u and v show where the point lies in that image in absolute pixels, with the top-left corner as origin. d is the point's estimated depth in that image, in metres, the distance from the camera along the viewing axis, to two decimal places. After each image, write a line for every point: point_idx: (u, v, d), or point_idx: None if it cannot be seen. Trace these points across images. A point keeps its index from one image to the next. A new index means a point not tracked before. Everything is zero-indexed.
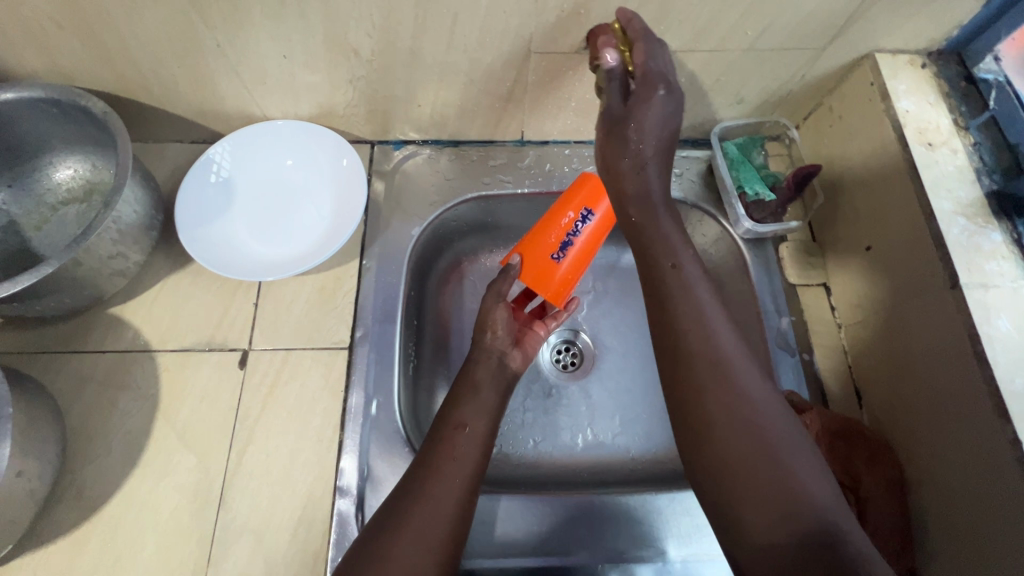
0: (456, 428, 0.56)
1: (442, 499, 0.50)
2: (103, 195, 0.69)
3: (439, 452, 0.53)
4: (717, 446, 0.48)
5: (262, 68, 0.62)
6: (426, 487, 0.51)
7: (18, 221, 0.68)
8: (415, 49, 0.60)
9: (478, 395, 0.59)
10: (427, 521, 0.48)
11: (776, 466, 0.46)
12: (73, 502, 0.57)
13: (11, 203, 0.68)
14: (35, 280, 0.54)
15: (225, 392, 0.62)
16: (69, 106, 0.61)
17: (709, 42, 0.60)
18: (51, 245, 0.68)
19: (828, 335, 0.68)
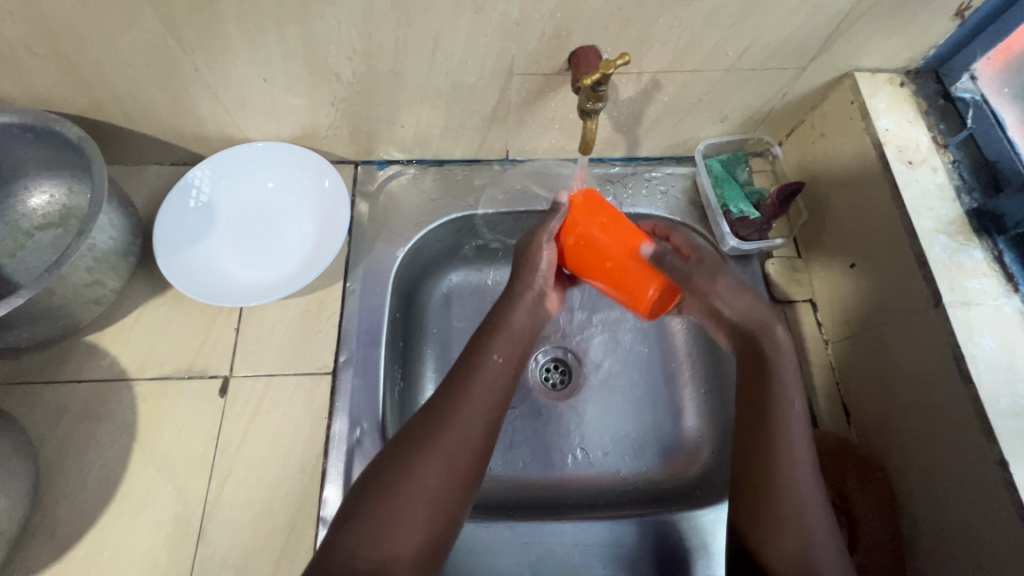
0: (483, 356, 0.53)
1: (472, 422, 0.50)
2: (82, 221, 0.67)
3: (470, 376, 0.52)
4: (774, 484, 0.50)
5: (241, 90, 0.61)
6: (453, 412, 0.50)
7: None
8: (396, 71, 0.60)
9: (508, 320, 0.56)
10: (459, 439, 0.49)
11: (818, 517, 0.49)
12: (46, 540, 0.55)
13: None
14: (5, 312, 0.52)
15: (205, 421, 0.61)
16: (46, 132, 0.60)
17: (691, 62, 0.61)
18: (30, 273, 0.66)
19: (815, 351, 0.67)
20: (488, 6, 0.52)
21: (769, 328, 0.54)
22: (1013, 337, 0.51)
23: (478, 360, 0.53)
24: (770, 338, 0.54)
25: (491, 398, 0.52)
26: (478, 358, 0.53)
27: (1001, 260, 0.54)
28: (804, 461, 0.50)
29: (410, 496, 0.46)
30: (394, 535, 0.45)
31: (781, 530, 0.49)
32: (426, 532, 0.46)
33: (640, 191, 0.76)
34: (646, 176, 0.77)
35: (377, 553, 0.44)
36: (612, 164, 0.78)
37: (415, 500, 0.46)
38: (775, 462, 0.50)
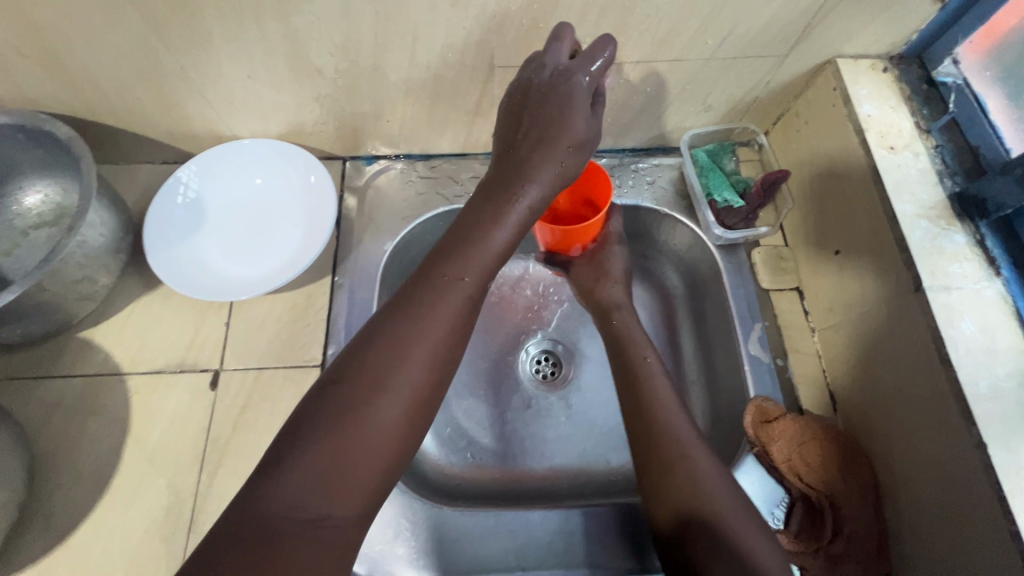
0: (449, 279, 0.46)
1: (432, 347, 0.43)
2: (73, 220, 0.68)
3: (435, 292, 0.45)
4: (656, 432, 0.55)
5: (226, 87, 0.62)
6: (410, 330, 0.43)
7: None
8: (378, 67, 0.60)
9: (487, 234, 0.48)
10: (416, 366, 0.42)
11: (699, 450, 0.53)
12: (41, 530, 0.56)
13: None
14: None
15: (196, 412, 0.62)
16: (35, 131, 0.61)
17: (671, 52, 0.61)
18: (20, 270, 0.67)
19: (801, 339, 0.67)
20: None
21: (620, 309, 0.68)
22: (993, 320, 0.51)
23: (445, 281, 0.46)
24: (621, 316, 0.67)
25: (455, 319, 0.45)
26: (446, 281, 0.46)
27: (983, 245, 0.54)
28: (670, 409, 0.57)
29: (361, 436, 0.39)
30: (339, 492, 0.38)
31: (667, 474, 0.52)
32: (372, 488, 0.40)
33: (627, 181, 0.76)
34: (632, 167, 0.77)
35: (311, 510, 0.37)
36: (598, 156, 0.78)
37: (370, 444, 0.39)
38: (647, 416, 0.57)
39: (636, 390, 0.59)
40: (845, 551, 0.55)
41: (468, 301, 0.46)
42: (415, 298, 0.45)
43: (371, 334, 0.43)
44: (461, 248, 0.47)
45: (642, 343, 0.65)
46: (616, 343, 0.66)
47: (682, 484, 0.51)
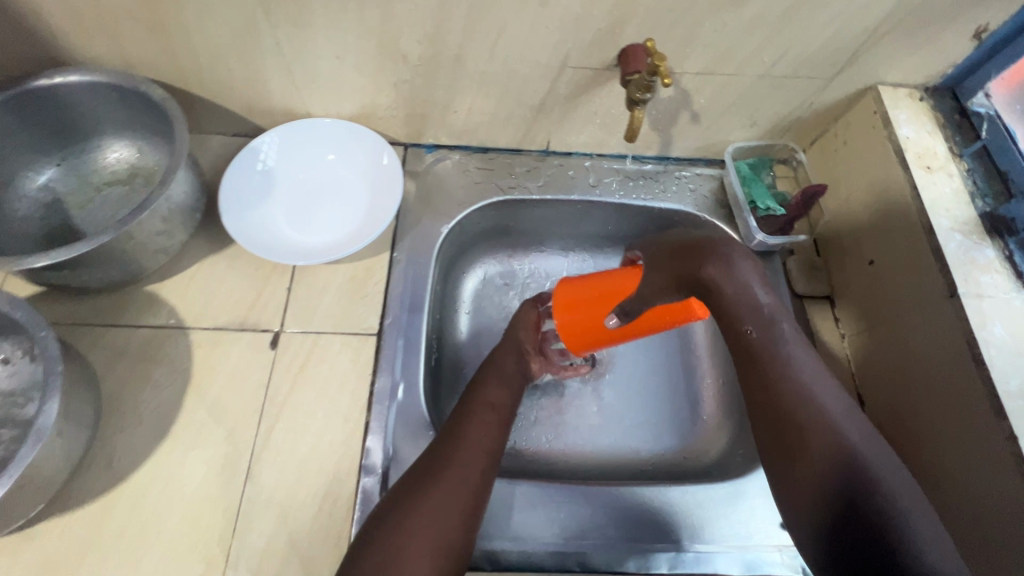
0: (482, 406, 0.62)
1: (470, 469, 0.55)
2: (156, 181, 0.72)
3: (469, 424, 0.59)
4: (793, 423, 0.52)
5: (314, 65, 0.66)
6: (445, 472, 0.54)
7: (62, 199, 0.70)
8: (460, 57, 0.65)
9: (497, 374, 0.66)
10: (459, 485, 0.54)
11: (844, 423, 0.51)
12: (101, 470, 0.57)
13: (60, 180, 0.71)
14: (90, 249, 0.56)
15: (256, 369, 0.64)
16: (137, 97, 0.65)
17: (730, 66, 0.66)
18: (96, 224, 0.70)
19: (832, 343, 0.71)
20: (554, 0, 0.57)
21: (720, 249, 0.52)
22: (1022, 327, 0.55)
23: (476, 404, 0.62)
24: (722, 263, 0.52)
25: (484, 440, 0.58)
26: (476, 405, 0.61)
27: (1012, 260, 0.59)
28: (788, 386, 0.53)
29: (413, 538, 0.49)
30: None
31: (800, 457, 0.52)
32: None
33: (670, 187, 0.81)
34: (675, 174, 0.82)
35: None
36: (644, 162, 0.83)
37: (419, 542, 0.49)
38: (779, 394, 0.53)
39: (758, 366, 0.54)
40: None
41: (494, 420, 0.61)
42: (461, 425, 0.59)
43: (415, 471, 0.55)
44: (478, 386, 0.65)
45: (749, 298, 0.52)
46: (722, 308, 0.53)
47: (819, 463, 0.51)
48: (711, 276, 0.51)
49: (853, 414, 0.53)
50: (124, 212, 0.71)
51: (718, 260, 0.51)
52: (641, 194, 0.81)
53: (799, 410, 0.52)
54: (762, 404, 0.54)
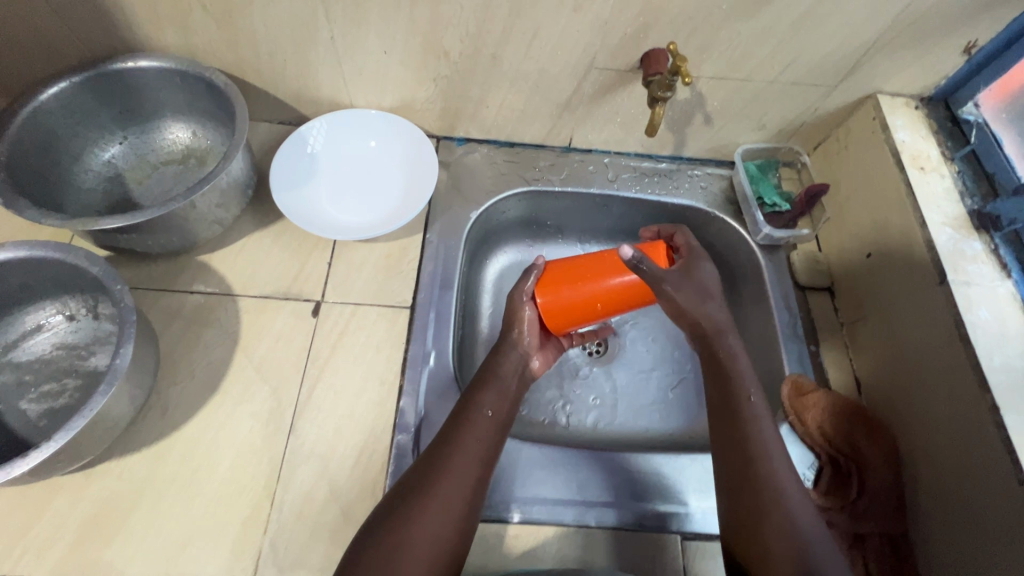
0: (478, 411, 0.59)
1: (462, 481, 0.53)
2: (212, 162, 0.77)
3: (463, 430, 0.57)
4: (761, 487, 0.54)
5: (362, 59, 0.72)
6: (438, 482, 0.53)
7: (122, 174, 0.76)
8: (497, 56, 0.71)
9: (497, 376, 0.62)
10: (449, 498, 0.52)
11: (794, 489, 0.54)
12: (158, 419, 0.62)
13: (124, 157, 0.76)
14: (162, 212, 0.62)
15: (299, 334, 0.69)
16: (205, 84, 0.72)
17: (742, 72, 0.72)
18: (154, 198, 0.75)
19: (831, 331, 0.77)
20: (587, 5, 0.64)
21: (717, 330, 0.63)
22: (1004, 311, 0.60)
23: (474, 407, 0.59)
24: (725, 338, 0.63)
25: (481, 452, 0.56)
26: (472, 410, 0.58)
27: (997, 253, 0.64)
28: (768, 456, 0.56)
29: (402, 553, 0.48)
30: None
31: (762, 517, 0.53)
32: None
33: (683, 184, 0.88)
34: (687, 173, 0.88)
35: None
36: (659, 160, 0.89)
37: (413, 554, 0.49)
38: (749, 451, 0.57)
39: (743, 431, 0.58)
40: (871, 507, 0.63)
41: (493, 429, 0.58)
42: (455, 432, 0.57)
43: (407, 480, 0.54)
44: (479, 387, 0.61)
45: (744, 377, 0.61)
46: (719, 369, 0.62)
47: (770, 524, 0.53)
48: (720, 351, 0.63)
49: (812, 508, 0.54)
50: (180, 189, 0.76)
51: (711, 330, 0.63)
52: (656, 190, 0.87)
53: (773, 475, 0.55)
54: (738, 461, 0.57)
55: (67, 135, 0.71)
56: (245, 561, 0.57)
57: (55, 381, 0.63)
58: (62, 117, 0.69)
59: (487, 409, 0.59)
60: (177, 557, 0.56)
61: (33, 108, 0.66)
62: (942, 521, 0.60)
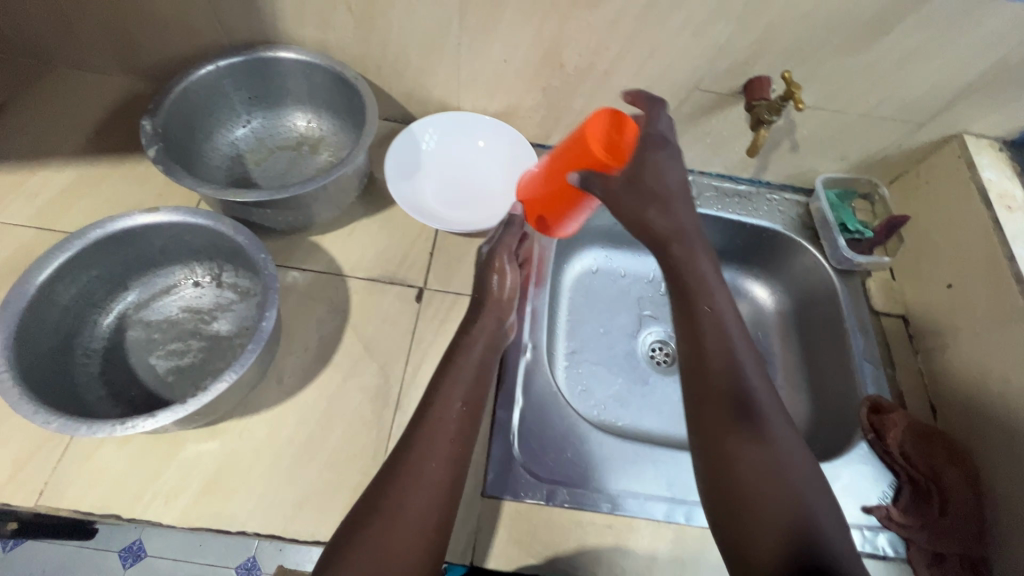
0: (445, 403, 0.58)
1: (435, 465, 0.53)
2: (330, 156, 0.82)
3: (433, 424, 0.56)
4: (733, 429, 0.52)
5: (483, 65, 0.77)
6: (413, 466, 0.52)
7: (243, 155, 0.81)
8: (608, 72, 0.76)
9: (456, 359, 0.63)
10: (427, 484, 0.51)
11: (757, 457, 0.50)
12: (275, 384, 0.66)
13: (251, 142, 0.82)
14: (299, 191, 0.66)
15: (404, 317, 0.73)
16: (338, 84, 0.77)
17: (837, 103, 0.77)
18: (275, 184, 0.80)
19: (905, 355, 0.80)
20: (707, 30, 0.68)
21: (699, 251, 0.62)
22: None
23: (443, 399, 0.58)
24: (672, 268, 0.61)
25: (451, 439, 0.55)
26: (442, 406, 0.58)
27: None
28: (748, 434, 0.51)
29: (384, 542, 0.47)
30: None
31: (749, 472, 0.49)
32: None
33: (761, 207, 0.91)
34: (765, 196, 0.92)
35: None
36: (739, 182, 0.93)
37: (399, 540, 0.48)
38: (717, 389, 0.54)
39: (715, 371, 0.55)
40: (951, 528, 0.64)
41: (461, 420, 0.57)
42: (420, 422, 0.56)
43: (381, 474, 0.53)
44: (443, 378, 0.61)
45: (718, 324, 0.58)
46: (677, 284, 0.61)
47: (747, 473, 0.49)
48: (688, 274, 0.61)
49: (789, 433, 0.52)
50: (297, 178, 0.81)
51: (682, 251, 0.61)
52: (736, 210, 0.91)
53: (738, 412, 0.52)
54: (706, 404, 0.54)
55: (206, 115, 0.77)
56: None
57: (181, 341, 0.67)
58: (205, 98, 0.75)
59: (456, 401, 0.59)
60: (292, 517, 0.59)
61: (183, 87, 0.71)
62: None
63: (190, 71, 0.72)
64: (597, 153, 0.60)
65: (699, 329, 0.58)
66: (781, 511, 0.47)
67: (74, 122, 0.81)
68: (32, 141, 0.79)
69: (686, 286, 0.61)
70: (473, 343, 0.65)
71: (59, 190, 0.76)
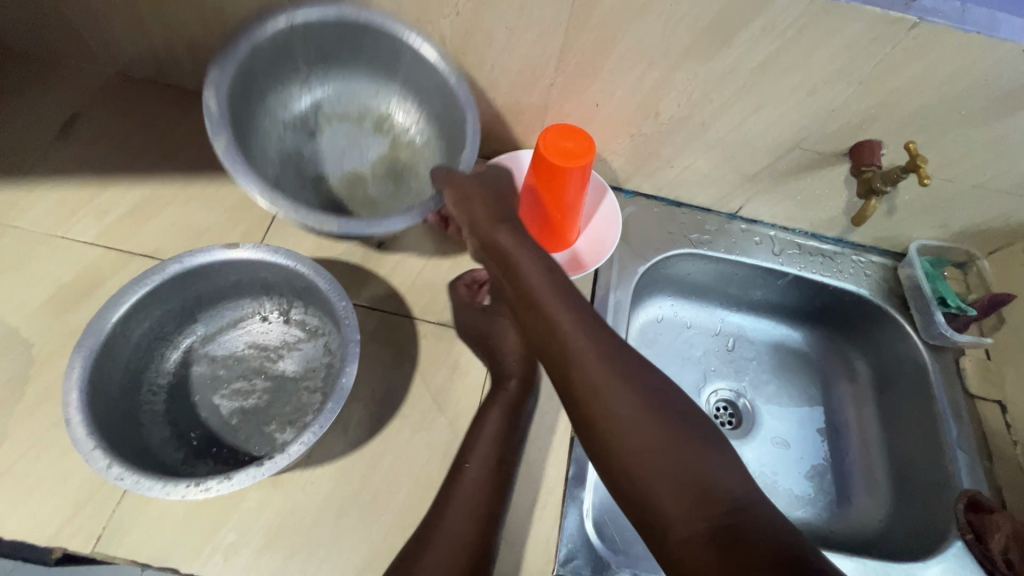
0: (477, 461, 0.56)
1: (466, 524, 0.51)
2: (394, 145, 0.76)
3: (463, 485, 0.54)
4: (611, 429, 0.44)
5: (573, 107, 0.74)
6: (441, 526, 0.51)
7: (299, 122, 0.73)
8: (706, 124, 0.72)
9: (484, 416, 0.60)
10: (451, 544, 0.49)
11: (631, 413, 0.44)
12: (340, 434, 0.63)
13: (317, 114, 0.74)
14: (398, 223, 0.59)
15: (474, 368, 0.69)
16: (433, 89, 0.71)
17: (951, 172, 0.72)
18: (332, 165, 0.74)
19: (1005, 446, 0.74)
20: (823, 92, 0.64)
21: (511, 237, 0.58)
22: None
23: (476, 458, 0.56)
24: (548, 309, 0.51)
25: (480, 500, 0.53)
26: (475, 466, 0.55)
27: None
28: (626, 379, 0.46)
29: None
30: None
31: (651, 468, 0.42)
32: None
33: (847, 269, 0.86)
34: (851, 258, 0.87)
35: None
36: (823, 241, 0.88)
37: None
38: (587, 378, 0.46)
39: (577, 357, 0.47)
40: None
41: (491, 478, 0.55)
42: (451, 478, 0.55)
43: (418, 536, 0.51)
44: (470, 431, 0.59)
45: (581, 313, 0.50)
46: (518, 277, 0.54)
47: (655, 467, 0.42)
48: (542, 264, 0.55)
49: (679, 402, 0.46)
50: (354, 165, 0.75)
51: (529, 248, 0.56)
52: (820, 271, 0.85)
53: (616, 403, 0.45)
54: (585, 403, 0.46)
55: (269, 74, 0.68)
56: None
57: (245, 380, 0.64)
58: (269, 56, 0.66)
59: (493, 458, 0.56)
60: None
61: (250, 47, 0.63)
62: None
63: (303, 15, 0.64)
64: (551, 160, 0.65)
65: (575, 352, 0.48)
66: (672, 460, 0.42)
67: (146, 136, 0.80)
68: (105, 155, 0.77)
69: (532, 294, 0.52)
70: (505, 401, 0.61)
71: (129, 209, 0.74)
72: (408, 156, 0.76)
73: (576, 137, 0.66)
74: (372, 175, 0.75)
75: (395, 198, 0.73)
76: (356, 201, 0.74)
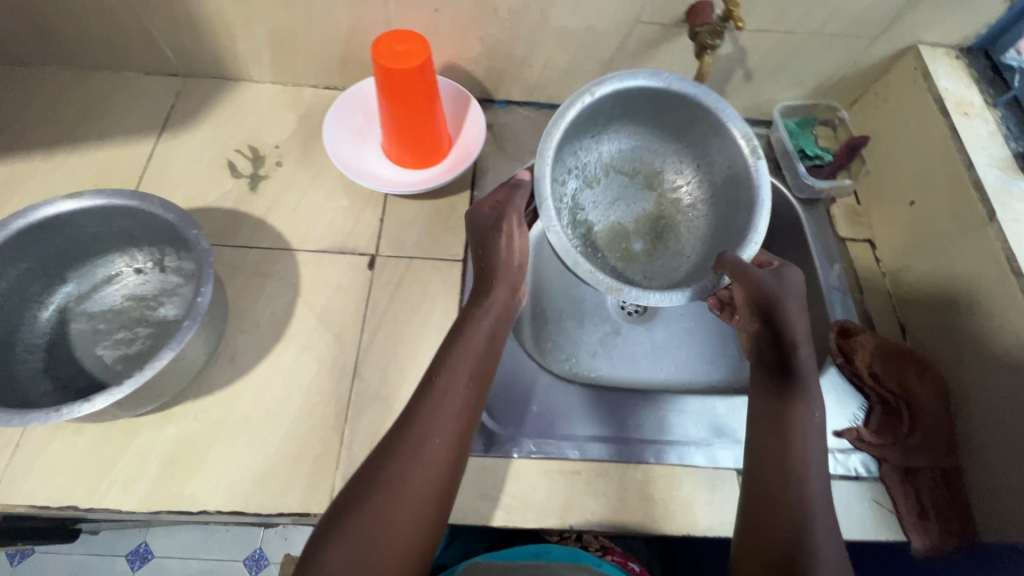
0: (450, 374, 0.53)
1: (440, 439, 0.49)
2: (664, 206, 0.74)
3: (438, 398, 0.51)
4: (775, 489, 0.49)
5: (415, 17, 0.74)
6: (412, 435, 0.49)
7: (590, 179, 0.71)
8: (545, 13, 0.73)
9: (466, 332, 0.55)
10: (427, 463, 0.48)
11: (783, 488, 0.49)
12: (227, 363, 0.65)
13: (599, 163, 0.72)
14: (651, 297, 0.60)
15: (357, 285, 0.71)
16: (722, 154, 0.66)
17: (787, 23, 0.74)
18: (600, 217, 0.73)
19: (873, 278, 0.79)
20: None
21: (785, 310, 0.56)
22: None
23: (451, 370, 0.53)
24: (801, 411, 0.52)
25: (456, 419, 0.51)
26: (450, 379, 0.52)
27: None
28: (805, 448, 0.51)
29: (381, 522, 0.45)
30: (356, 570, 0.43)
31: (773, 505, 0.48)
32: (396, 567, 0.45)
33: None
34: None
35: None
36: None
37: (396, 514, 0.46)
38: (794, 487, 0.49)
39: (786, 410, 0.53)
40: (922, 445, 0.64)
41: (468, 392, 0.53)
42: (428, 390, 0.52)
43: (385, 443, 0.50)
44: (455, 339, 0.56)
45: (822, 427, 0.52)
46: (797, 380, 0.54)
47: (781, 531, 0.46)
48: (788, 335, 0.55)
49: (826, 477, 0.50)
50: (614, 222, 0.74)
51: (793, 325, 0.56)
52: None
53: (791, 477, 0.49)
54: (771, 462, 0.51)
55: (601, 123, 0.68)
56: (320, 497, 0.58)
57: (126, 329, 0.65)
58: (619, 105, 0.66)
59: (468, 373, 0.53)
60: (254, 492, 0.58)
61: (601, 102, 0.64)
62: (988, 456, 0.62)
63: (630, 77, 0.63)
64: (380, 65, 0.66)
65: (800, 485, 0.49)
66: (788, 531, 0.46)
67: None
68: None
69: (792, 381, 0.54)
70: (485, 316, 0.56)
71: None
72: (691, 226, 0.72)
73: (406, 41, 0.66)
74: (631, 234, 0.74)
75: (648, 267, 0.73)
76: (648, 271, 0.72)
